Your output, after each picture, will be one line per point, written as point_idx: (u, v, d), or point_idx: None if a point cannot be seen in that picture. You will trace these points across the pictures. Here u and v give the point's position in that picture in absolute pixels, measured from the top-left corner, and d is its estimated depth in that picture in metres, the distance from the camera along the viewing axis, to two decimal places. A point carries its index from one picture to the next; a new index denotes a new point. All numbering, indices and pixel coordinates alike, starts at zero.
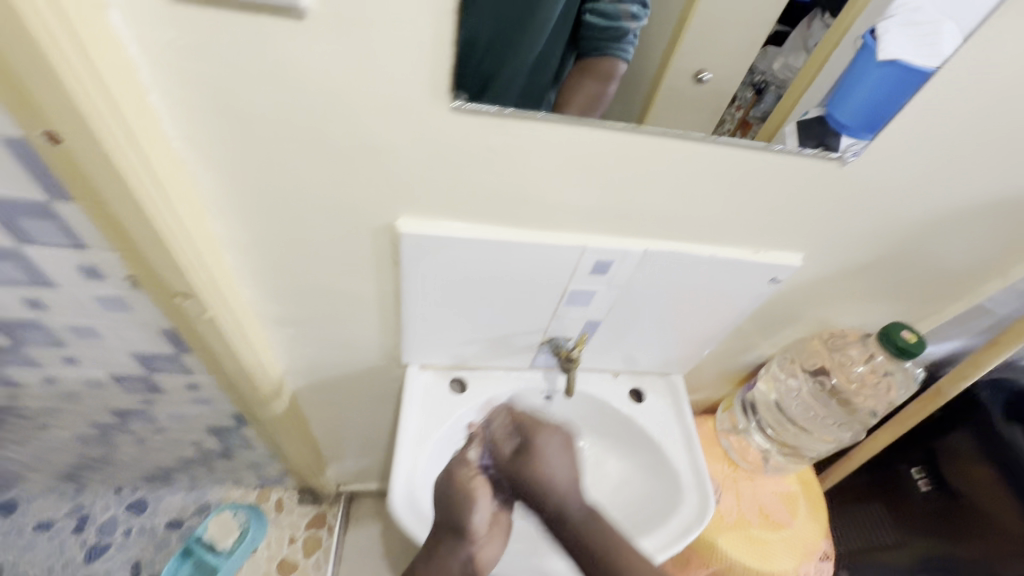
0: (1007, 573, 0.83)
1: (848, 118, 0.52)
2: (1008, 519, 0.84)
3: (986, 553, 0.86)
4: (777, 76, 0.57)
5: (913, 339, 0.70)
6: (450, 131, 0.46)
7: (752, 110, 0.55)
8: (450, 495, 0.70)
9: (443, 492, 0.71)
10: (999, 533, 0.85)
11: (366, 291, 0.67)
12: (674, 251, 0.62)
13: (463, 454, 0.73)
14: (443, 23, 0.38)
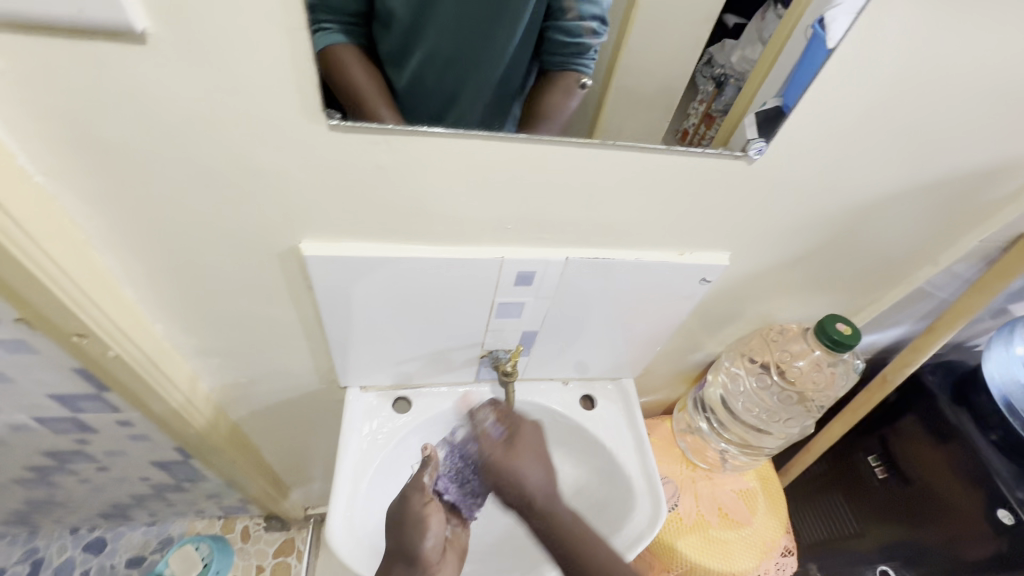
0: (967, 555, 0.83)
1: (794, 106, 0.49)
2: (958, 501, 0.85)
3: (945, 537, 0.86)
4: (735, 70, 0.53)
5: (849, 331, 0.70)
6: (334, 151, 0.44)
7: (714, 103, 0.54)
8: (402, 520, 0.67)
9: (396, 515, 0.68)
10: (954, 515, 0.85)
11: (287, 316, 0.64)
12: (597, 257, 0.60)
13: (419, 476, 0.71)
14: (300, 40, 0.37)
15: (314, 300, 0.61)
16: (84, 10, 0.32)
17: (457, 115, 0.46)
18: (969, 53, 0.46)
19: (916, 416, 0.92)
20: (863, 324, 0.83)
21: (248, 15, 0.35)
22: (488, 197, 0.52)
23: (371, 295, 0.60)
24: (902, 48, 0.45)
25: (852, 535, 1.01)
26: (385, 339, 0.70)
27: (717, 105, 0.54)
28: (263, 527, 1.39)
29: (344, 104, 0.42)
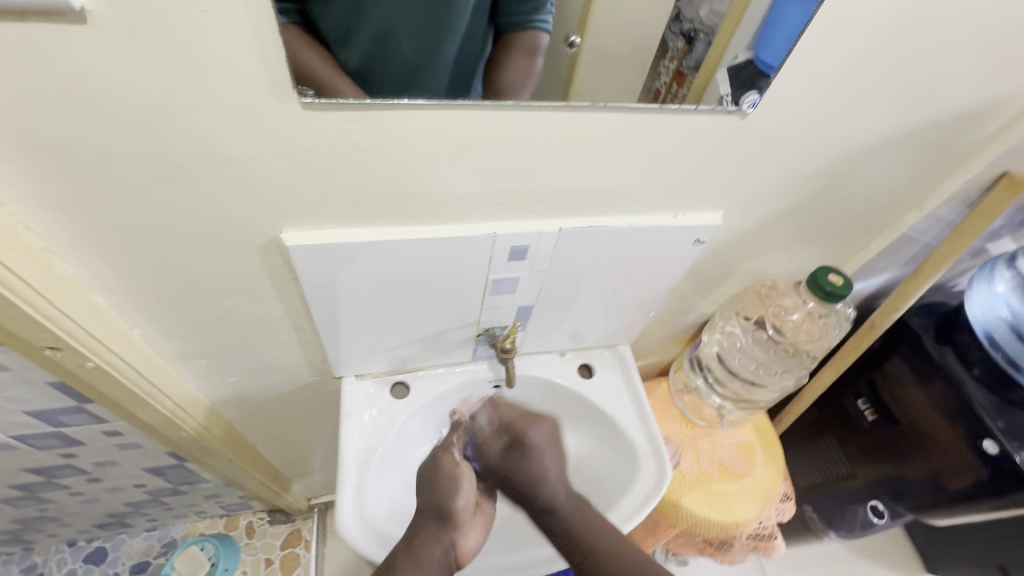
0: (952, 484, 0.88)
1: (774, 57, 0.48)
2: (944, 436, 0.88)
3: (932, 469, 0.91)
4: (705, 22, 0.50)
5: (841, 282, 0.70)
6: (309, 132, 0.41)
7: (685, 60, 0.49)
8: (433, 480, 0.69)
9: (427, 476, 0.70)
10: (940, 448, 0.89)
11: (273, 310, 0.62)
12: (591, 226, 0.59)
13: (450, 441, 0.73)
14: (260, 10, 0.33)
15: (302, 292, 0.58)
16: None
17: (424, 92, 0.42)
18: None
19: (901, 358, 0.94)
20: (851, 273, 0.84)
21: None
22: (476, 170, 0.49)
23: (361, 282, 0.58)
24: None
25: (846, 475, 1.07)
26: (378, 326, 0.68)
27: (690, 60, 0.50)
28: (268, 521, 1.39)
29: (317, 82, 0.38)
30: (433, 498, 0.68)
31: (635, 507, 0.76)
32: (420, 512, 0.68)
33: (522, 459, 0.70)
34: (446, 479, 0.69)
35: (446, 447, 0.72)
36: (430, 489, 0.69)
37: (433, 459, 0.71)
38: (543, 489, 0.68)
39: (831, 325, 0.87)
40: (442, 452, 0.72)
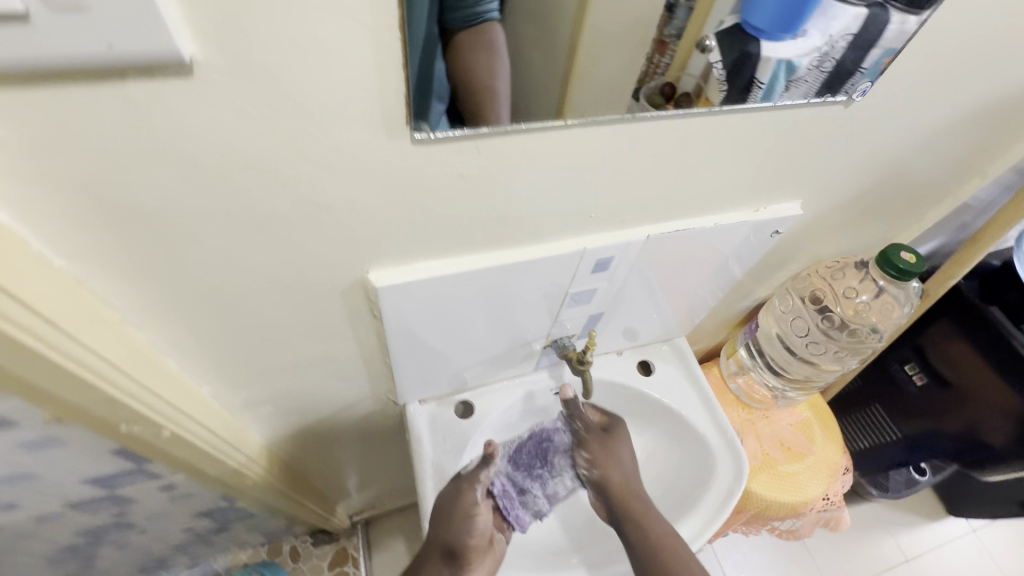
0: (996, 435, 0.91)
1: (765, 20, 0.43)
2: (990, 391, 0.89)
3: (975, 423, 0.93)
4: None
5: (913, 259, 0.69)
6: (416, 168, 0.37)
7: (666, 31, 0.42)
8: (446, 514, 0.69)
9: (443, 507, 0.69)
10: (986, 404, 0.90)
11: (346, 349, 0.58)
12: (677, 230, 0.57)
13: (474, 476, 0.74)
14: (385, 43, 0.29)
15: (381, 329, 0.55)
16: (116, 45, 0.23)
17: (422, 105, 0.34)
18: None
19: (947, 320, 0.95)
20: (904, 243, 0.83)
21: (324, 21, 0.27)
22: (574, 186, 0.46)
23: (443, 312, 0.55)
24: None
25: (893, 440, 1.08)
26: (451, 351, 0.65)
27: (671, 30, 0.42)
28: (311, 544, 1.34)
29: (431, 115, 0.35)
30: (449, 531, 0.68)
31: (700, 529, 0.74)
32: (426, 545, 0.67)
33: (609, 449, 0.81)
34: (465, 509, 0.70)
35: (471, 482, 0.73)
36: (439, 522, 0.68)
37: (449, 494, 0.71)
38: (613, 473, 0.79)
39: (897, 303, 0.86)
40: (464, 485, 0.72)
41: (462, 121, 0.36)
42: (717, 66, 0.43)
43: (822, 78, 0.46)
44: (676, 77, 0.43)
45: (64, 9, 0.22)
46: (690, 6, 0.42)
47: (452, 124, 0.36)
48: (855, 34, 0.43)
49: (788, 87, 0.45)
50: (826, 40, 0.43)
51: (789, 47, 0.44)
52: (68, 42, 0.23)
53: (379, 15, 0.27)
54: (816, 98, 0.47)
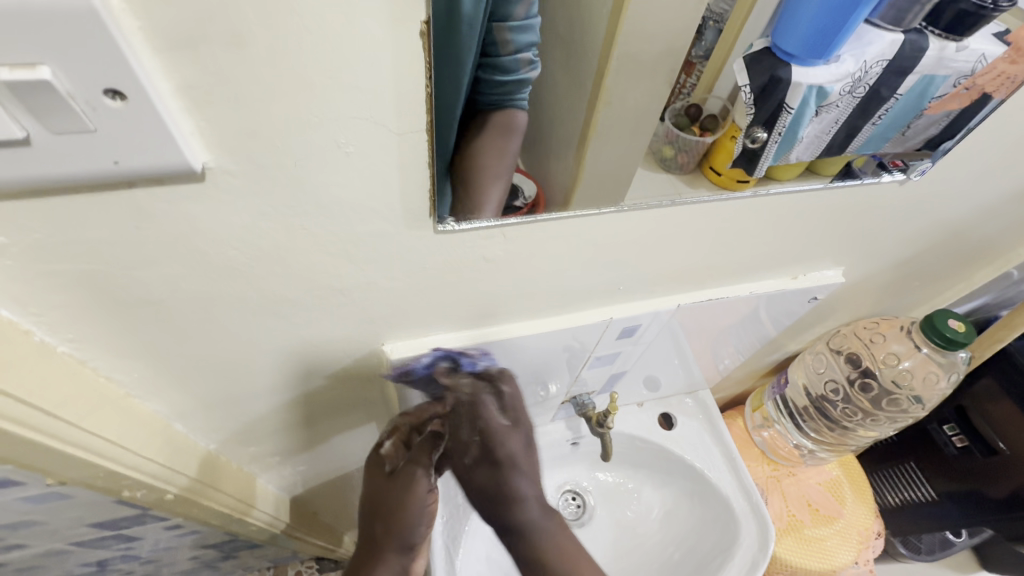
0: None
1: (796, 45, 0.38)
2: None
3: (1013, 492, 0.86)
4: (714, 9, 0.35)
5: (962, 328, 0.64)
6: (438, 254, 0.35)
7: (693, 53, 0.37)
8: (397, 506, 0.55)
9: (382, 499, 0.56)
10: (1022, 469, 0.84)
11: (358, 407, 0.56)
12: (712, 298, 0.54)
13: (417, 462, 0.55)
14: (411, 145, 0.26)
15: (395, 393, 0.52)
16: (122, 161, 0.22)
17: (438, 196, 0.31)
18: None
19: (992, 379, 0.89)
20: (948, 301, 0.79)
21: (348, 128, 0.25)
22: (604, 262, 0.43)
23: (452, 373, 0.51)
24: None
25: (927, 499, 1.01)
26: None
27: (698, 50, 0.36)
28: (317, 570, 1.31)
29: (458, 205, 0.33)
30: (391, 529, 0.56)
31: None
32: (375, 543, 0.57)
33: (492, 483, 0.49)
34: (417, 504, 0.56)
35: (420, 469, 0.55)
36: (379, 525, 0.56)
37: (389, 486, 0.56)
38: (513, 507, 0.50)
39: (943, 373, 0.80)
40: (412, 471, 0.56)
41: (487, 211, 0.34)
42: (744, 90, 0.39)
43: (853, 103, 0.41)
44: (703, 98, 0.40)
45: (66, 130, 0.20)
46: (718, 27, 0.36)
47: (478, 215, 0.34)
48: (890, 60, 0.39)
49: (816, 113, 0.41)
50: (861, 67, 0.39)
51: (819, 73, 0.39)
52: (69, 159, 0.21)
53: (405, 119, 0.25)
54: (847, 179, 0.46)
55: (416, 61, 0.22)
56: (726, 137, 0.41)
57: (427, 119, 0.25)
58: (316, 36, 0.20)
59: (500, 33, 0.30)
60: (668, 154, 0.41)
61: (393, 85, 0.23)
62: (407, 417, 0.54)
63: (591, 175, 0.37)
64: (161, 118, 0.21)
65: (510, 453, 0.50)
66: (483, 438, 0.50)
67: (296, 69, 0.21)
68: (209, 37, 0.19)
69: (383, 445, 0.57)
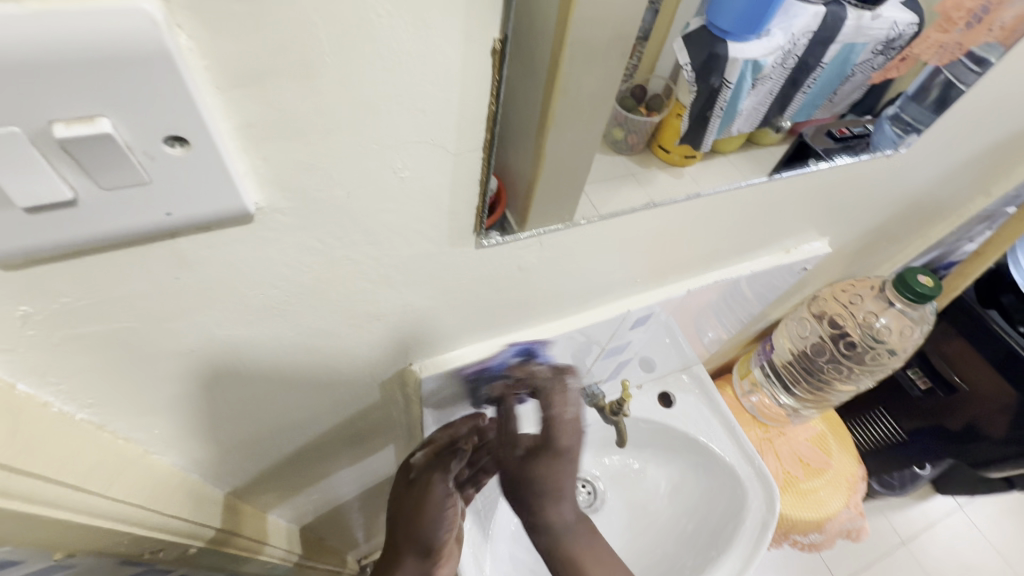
0: (995, 429, 0.91)
1: (731, 22, 0.38)
2: (986, 386, 0.91)
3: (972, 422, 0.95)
4: None
5: (931, 282, 0.69)
6: (475, 269, 0.34)
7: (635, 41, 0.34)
8: (411, 513, 0.52)
9: (400, 508, 0.53)
10: (979, 400, 0.92)
11: (373, 427, 0.54)
12: (716, 279, 0.56)
13: (447, 464, 0.55)
14: (466, 164, 0.25)
15: (418, 410, 0.51)
16: (175, 212, 0.20)
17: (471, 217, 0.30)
18: None
19: (948, 322, 0.97)
20: (908, 256, 0.85)
21: (407, 152, 0.23)
22: (625, 257, 0.44)
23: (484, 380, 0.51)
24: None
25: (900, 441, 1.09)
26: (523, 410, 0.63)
27: (640, 33, 0.34)
28: None
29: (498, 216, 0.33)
30: (410, 536, 0.51)
31: (741, 566, 0.73)
32: (394, 552, 0.52)
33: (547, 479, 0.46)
34: (433, 506, 0.52)
35: (439, 473, 0.54)
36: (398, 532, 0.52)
37: (407, 494, 0.53)
38: (552, 506, 0.47)
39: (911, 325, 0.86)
40: (430, 476, 0.53)
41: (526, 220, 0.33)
42: (686, 68, 0.39)
43: (784, 74, 0.43)
44: (646, 80, 0.38)
45: (120, 186, 0.18)
46: (656, 8, 0.33)
47: (515, 226, 0.34)
48: (814, 31, 0.41)
49: (753, 86, 0.42)
50: (789, 39, 0.41)
51: (754, 47, 0.40)
52: (121, 215, 0.19)
53: (464, 137, 0.24)
54: (836, 159, 0.49)
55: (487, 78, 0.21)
56: (671, 115, 0.41)
57: (487, 135, 0.24)
58: (390, 61, 0.19)
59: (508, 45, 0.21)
60: (619, 136, 0.39)
61: (458, 105, 0.22)
62: (445, 430, 0.54)
63: (551, 164, 0.33)
64: (222, 162, 0.19)
65: (569, 447, 0.47)
66: (544, 428, 0.48)
67: (367, 97, 0.20)
68: (280, 70, 0.18)
69: (413, 457, 0.54)
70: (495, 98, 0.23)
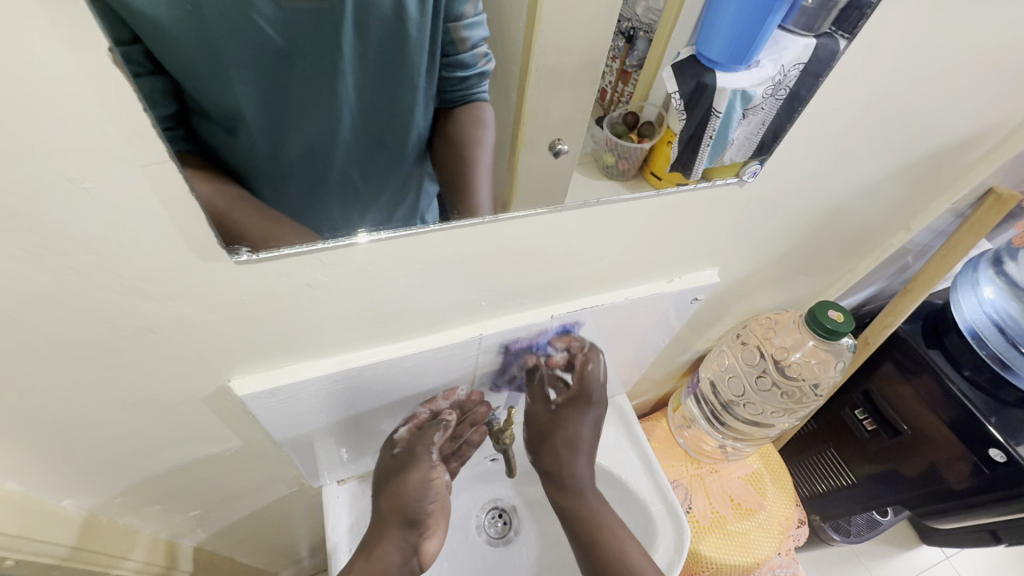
0: (951, 480, 0.84)
1: (721, 49, 0.38)
2: (936, 432, 0.85)
3: (926, 472, 0.88)
4: (643, 20, 0.35)
5: (841, 317, 0.67)
6: (251, 283, 0.34)
7: (625, 62, 0.37)
8: (396, 485, 0.61)
9: (386, 476, 0.62)
10: (929, 446, 0.86)
11: (231, 445, 0.54)
12: (583, 307, 0.54)
13: (427, 437, 0.62)
14: (163, 176, 0.26)
15: (261, 427, 0.50)
16: None
17: (350, 209, 0.33)
18: (959, 27, 0.40)
19: (891, 361, 0.91)
20: (837, 293, 0.81)
21: (74, 160, 0.24)
22: (454, 283, 0.43)
23: (420, 375, 0.53)
24: (859, 64, 0.40)
25: (850, 484, 1.03)
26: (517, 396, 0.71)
27: (631, 60, 0.37)
28: None
29: (364, 212, 0.34)
30: (396, 501, 0.61)
31: None
32: (381, 516, 0.61)
33: (569, 416, 0.70)
34: (418, 476, 0.61)
35: (423, 445, 0.62)
36: (382, 496, 0.62)
37: (393, 465, 0.62)
38: (569, 458, 0.70)
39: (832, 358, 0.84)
40: (413, 449, 0.62)
41: (305, 229, 0.33)
42: (675, 96, 0.39)
43: (776, 106, 0.41)
44: (639, 107, 0.40)
45: None
46: (649, 37, 0.37)
47: (364, 220, 0.34)
48: (804, 63, 0.38)
49: (743, 116, 0.41)
50: (779, 70, 0.39)
51: (744, 77, 0.39)
52: None
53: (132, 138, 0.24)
54: (701, 183, 0.45)
55: (147, 88, 0.23)
56: (663, 142, 0.41)
57: (180, 142, 0.25)
58: None
59: (454, 32, 0.30)
60: (610, 161, 0.41)
61: (103, 109, 0.22)
62: (427, 407, 0.62)
63: (524, 186, 0.38)
64: None
65: (598, 395, 0.70)
66: (583, 380, 0.68)
67: None
68: None
69: (398, 432, 0.62)
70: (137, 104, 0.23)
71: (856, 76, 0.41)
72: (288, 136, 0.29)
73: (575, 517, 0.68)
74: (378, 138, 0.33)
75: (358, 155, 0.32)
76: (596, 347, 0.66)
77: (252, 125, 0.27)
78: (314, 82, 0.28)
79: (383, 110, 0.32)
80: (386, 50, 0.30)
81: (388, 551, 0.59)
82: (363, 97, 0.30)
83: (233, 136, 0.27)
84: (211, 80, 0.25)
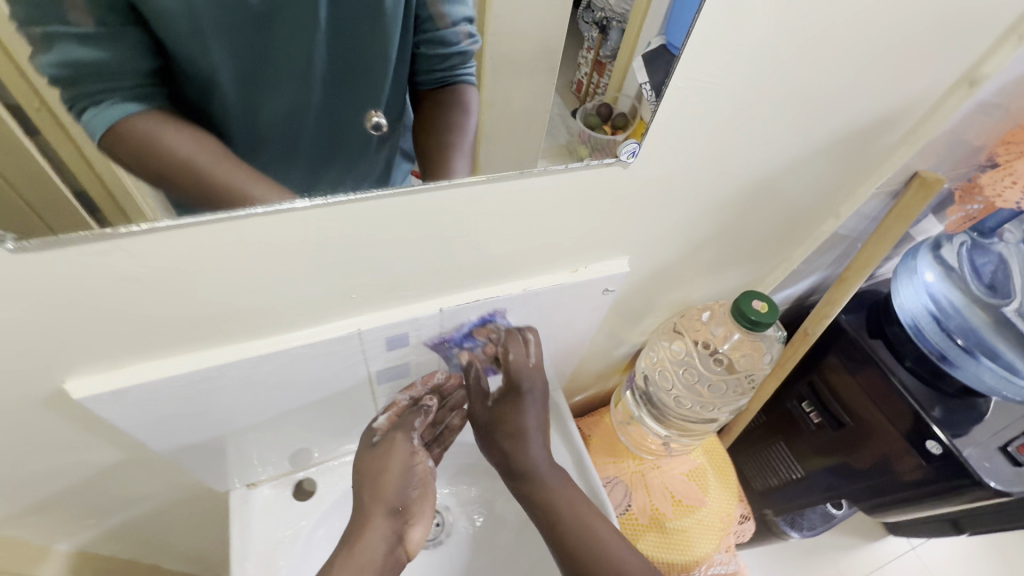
0: (896, 475, 0.82)
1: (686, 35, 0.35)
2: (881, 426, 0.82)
3: (872, 465, 0.86)
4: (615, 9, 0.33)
5: (765, 308, 0.64)
6: (47, 276, 0.31)
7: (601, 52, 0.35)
8: (375, 472, 0.59)
9: (364, 466, 0.59)
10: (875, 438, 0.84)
11: (102, 452, 0.50)
12: (476, 300, 0.51)
13: (408, 423, 0.62)
14: None
15: (125, 433, 0.46)
16: None
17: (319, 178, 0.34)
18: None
19: (837, 353, 0.89)
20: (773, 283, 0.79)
21: None
22: (310, 275, 0.40)
23: (304, 373, 0.50)
24: (738, 43, 0.37)
25: (799, 478, 1.02)
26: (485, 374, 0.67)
27: (605, 51, 0.35)
28: None
29: (327, 185, 0.34)
30: (377, 490, 0.58)
31: None
32: (361, 508, 0.58)
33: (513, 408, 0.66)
34: (399, 463, 0.60)
35: (404, 432, 0.61)
36: (360, 487, 0.59)
37: (372, 454, 0.60)
38: (514, 444, 0.66)
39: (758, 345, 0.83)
40: (394, 436, 0.61)
41: (195, 203, 0.31)
42: (646, 88, 0.37)
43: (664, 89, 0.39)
44: (614, 98, 0.37)
45: None
46: (622, 27, 0.34)
47: (328, 189, 0.34)
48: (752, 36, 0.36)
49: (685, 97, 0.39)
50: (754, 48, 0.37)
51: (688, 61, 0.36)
52: None
53: (70, 88, 0.24)
54: (577, 164, 0.41)
55: (131, 37, 0.25)
56: (636, 134, 0.40)
57: (160, 96, 0.28)
58: None
59: (433, 6, 0.32)
60: (584, 154, 0.41)
61: None
62: (408, 393, 0.62)
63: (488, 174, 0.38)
64: None
65: (530, 385, 0.66)
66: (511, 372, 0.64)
67: None
68: None
69: (376, 419, 0.62)
70: (52, 66, 0.23)
71: (737, 58, 0.38)
72: (265, 103, 0.30)
73: (534, 495, 0.65)
74: (360, 106, 0.33)
75: (330, 127, 0.33)
76: (513, 339, 0.60)
77: (228, 88, 0.29)
78: (290, 48, 0.29)
79: (359, 80, 0.32)
80: (363, 21, 0.31)
81: (371, 542, 0.56)
82: (338, 63, 0.31)
83: (210, 99, 0.29)
84: (187, 39, 0.27)
